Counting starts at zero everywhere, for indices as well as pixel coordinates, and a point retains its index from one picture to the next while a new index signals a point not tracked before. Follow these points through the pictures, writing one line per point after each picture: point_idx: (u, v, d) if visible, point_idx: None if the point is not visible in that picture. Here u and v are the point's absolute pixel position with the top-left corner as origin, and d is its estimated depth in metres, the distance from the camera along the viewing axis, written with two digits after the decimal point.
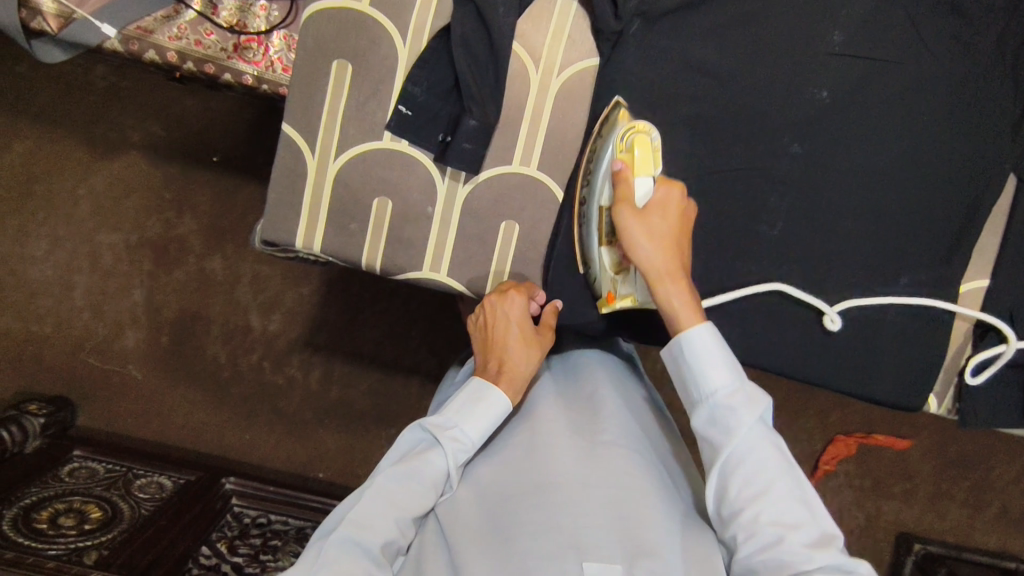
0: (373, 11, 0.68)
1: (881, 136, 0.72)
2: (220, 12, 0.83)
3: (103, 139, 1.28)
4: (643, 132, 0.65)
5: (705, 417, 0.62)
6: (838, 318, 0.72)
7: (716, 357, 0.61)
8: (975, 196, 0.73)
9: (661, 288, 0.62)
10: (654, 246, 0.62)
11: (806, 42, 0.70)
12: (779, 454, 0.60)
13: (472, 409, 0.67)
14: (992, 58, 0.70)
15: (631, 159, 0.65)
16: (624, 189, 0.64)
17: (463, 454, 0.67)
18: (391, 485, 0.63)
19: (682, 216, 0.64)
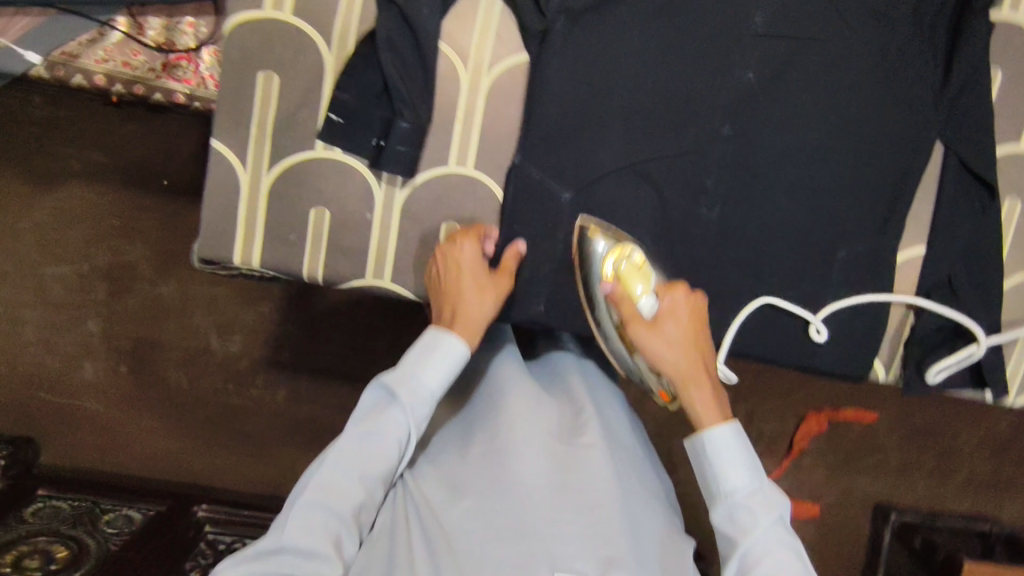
0: (297, 20, 0.68)
1: (809, 114, 0.73)
2: (147, 31, 0.81)
3: (44, 170, 1.22)
4: (625, 249, 0.71)
5: (723, 515, 0.61)
6: (823, 328, 0.75)
7: (739, 461, 0.62)
8: (903, 166, 0.75)
9: (690, 393, 0.66)
10: (673, 349, 0.67)
11: (729, 26, 0.71)
12: (799, 560, 0.58)
13: (426, 362, 0.65)
14: (912, 30, 0.72)
15: (620, 276, 0.70)
16: (626, 308, 0.69)
17: (424, 407, 0.64)
18: (354, 447, 0.62)
19: (695, 321, 0.69)
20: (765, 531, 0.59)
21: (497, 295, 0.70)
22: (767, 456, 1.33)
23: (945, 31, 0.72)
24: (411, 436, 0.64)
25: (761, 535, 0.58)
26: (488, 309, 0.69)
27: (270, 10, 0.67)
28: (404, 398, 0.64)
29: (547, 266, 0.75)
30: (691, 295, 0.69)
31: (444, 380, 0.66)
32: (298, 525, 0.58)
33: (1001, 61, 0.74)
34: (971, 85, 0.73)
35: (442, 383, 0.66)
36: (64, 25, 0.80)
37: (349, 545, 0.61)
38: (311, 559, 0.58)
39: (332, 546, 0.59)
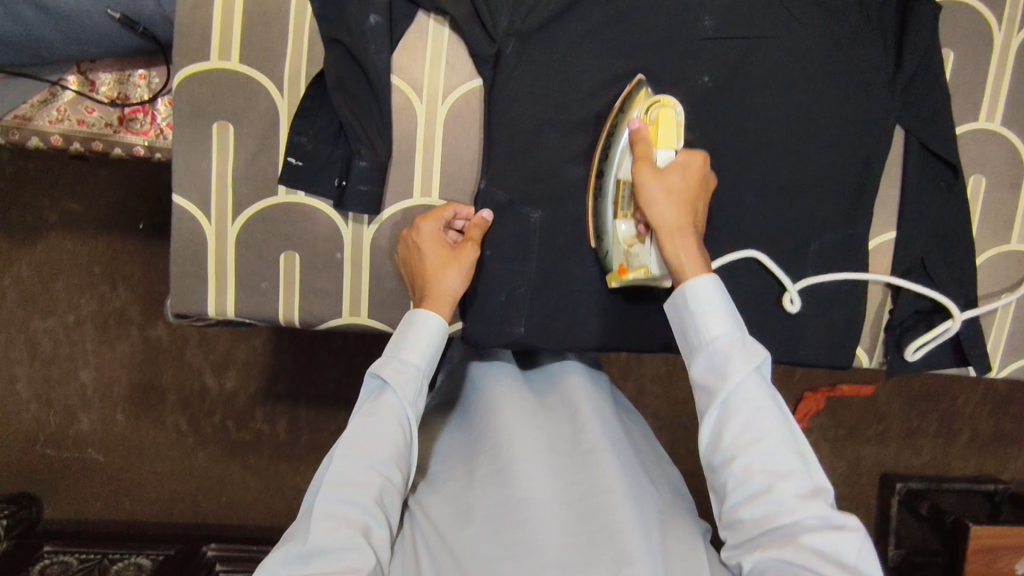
0: (245, 68, 0.68)
1: (768, 111, 0.73)
2: (98, 88, 0.80)
3: (17, 225, 1.14)
4: (667, 105, 0.65)
5: (703, 364, 0.59)
6: (798, 296, 0.74)
7: (716, 306, 0.59)
8: (867, 152, 0.75)
9: (670, 247, 0.62)
10: (668, 199, 0.62)
11: (679, 31, 0.71)
12: (775, 407, 0.57)
13: (402, 338, 0.64)
14: (858, 21, 0.72)
15: (653, 122, 0.65)
16: (641, 147, 0.64)
17: (414, 382, 0.63)
18: (356, 437, 0.59)
19: (701, 185, 0.64)
20: (744, 380, 0.57)
21: (465, 266, 0.68)
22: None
23: (891, 19, 0.73)
24: (410, 417, 0.61)
25: (740, 385, 0.57)
26: (455, 279, 0.67)
27: (216, 61, 0.67)
28: (394, 377, 0.62)
29: (526, 287, 0.73)
30: (706, 166, 0.65)
31: (431, 354, 0.64)
32: (322, 530, 0.55)
33: (949, 42, 0.75)
34: (922, 69, 0.74)
35: (429, 354, 0.64)
36: (12, 90, 0.79)
37: (380, 538, 0.57)
38: (339, 555, 0.54)
39: (362, 537, 0.55)
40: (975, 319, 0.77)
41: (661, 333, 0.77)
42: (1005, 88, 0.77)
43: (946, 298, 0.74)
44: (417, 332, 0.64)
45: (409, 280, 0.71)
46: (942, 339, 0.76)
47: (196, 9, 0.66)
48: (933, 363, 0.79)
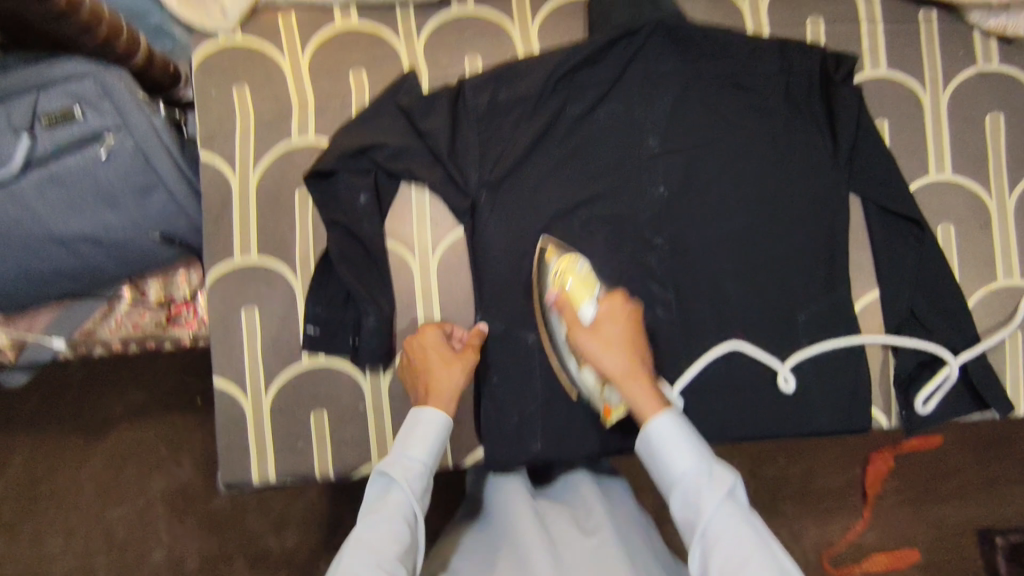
0: (263, 258, 0.79)
1: (726, 206, 0.80)
2: (149, 293, 0.94)
3: (91, 421, 1.26)
4: (568, 266, 0.74)
5: (679, 503, 0.61)
6: (791, 374, 0.76)
7: (680, 445, 0.61)
8: (829, 224, 0.80)
9: (629, 391, 0.65)
10: (610, 351, 0.67)
11: (627, 155, 0.80)
12: (753, 530, 0.57)
13: (407, 436, 0.69)
14: (790, 113, 0.79)
15: (564, 283, 0.73)
16: (570, 314, 0.71)
17: (420, 479, 0.67)
18: (363, 530, 0.62)
19: (634, 324, 0.70)
20: (718, 511, 0.58)
21: (467, 367, 0.73)
22: (839, 509, 1.26)
23: (818, 107, 0.79)
24: (417, 512, 0.65)
25: (712, 516, 0.58)
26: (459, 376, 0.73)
27: (239, 257, 0.79)
28: (401, 474, 0.66)
29: (536, 406, 0.78)
30: (631, 304, 0.71)
31: (433, 454, 0.68)
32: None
33: (882, 113, 0.81)
34: (861, 142, 0.79)
35: (433, 455, 0.68)
36: (80, 309, 0.94)
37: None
38: None
39: None
40: (983, 360, 0.78)
41: None
42: (948, 139, 0.81)
43: (939, 348, 0.77)
44: (420, 432, 0.69)
45: (410, 382, 0.76)
46: (947, 388, 0.77)
47: (217, 220, 0.78)
48: (955, 411, 0.79)
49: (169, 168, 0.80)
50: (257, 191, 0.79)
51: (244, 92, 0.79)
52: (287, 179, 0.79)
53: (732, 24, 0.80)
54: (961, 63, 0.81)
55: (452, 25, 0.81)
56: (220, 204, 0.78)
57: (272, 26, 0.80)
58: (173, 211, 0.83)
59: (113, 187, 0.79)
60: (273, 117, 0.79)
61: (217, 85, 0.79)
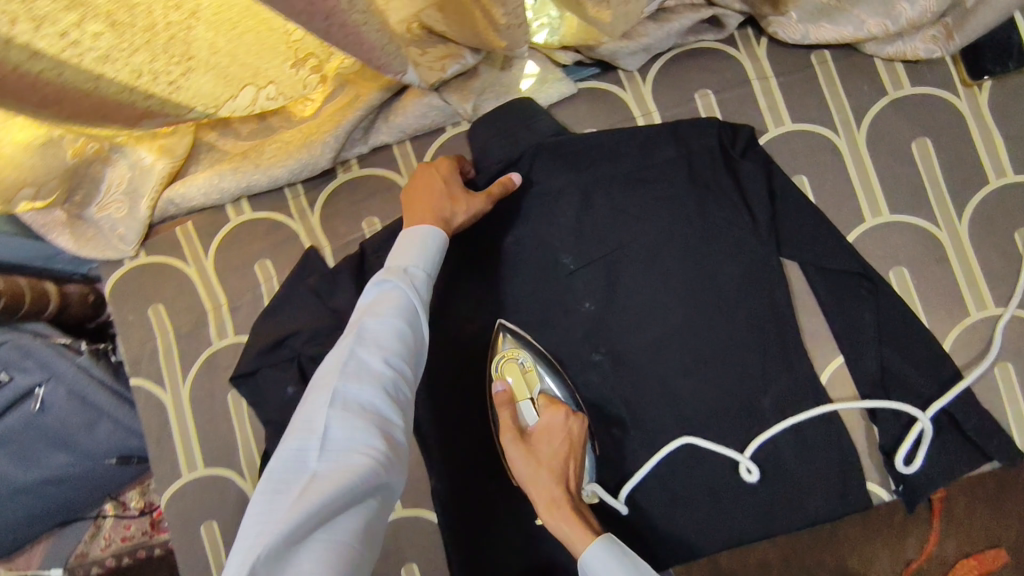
0: (210, 469, 0.78)
1: (659, 306, 0.75)
2: (129, 504, 0.95)
3: None
4: (512, 357, 0.72)
5: None
6: (752, 465, 0.71)
7: (616, 574, 0.59)
8: (771, 299, 0.74)
9: (548, 519, 0.64)
10: (539, 467, 0.65)
11: (543, 278, 0.77)
12: None
13: (409, 251, 0.66)
14: (698, 197, 0.75)
15: (506, 376, 0.71)
16: (504, 418, 0.68)
17: (420, 282, 0.64)
18: (364, 327, 0.59)
19: (573, 441, 0.67)
20: None
21: (469, 207, 0.71)
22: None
23: (728, 181, 0.74)
24: (418, 304, 0.63)
25: None
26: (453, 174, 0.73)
27: (187, 473, 0.78)
28: (405, 281, 0.63)
29: (509, 560, 0.74)
30: (574, 418, 0.67)
31: (430, 260, 0.66)
32: (336, 422, 0.52)
33: (799, 168, 0.76)
34: (781, 207, 0.75)
35: (429, 260, 0.66)
36: (69, 534, 0.95)
37: (394, 431, 0.55)
38: (357, 449, 0.51)
39: (380, 435, 0.53)
40: (974, 408, 0.71)
41: (661, 550, 0.74)
42: (877, 181, 0.75)
43: (904, 404, 0.70)
44: (416, 242, 0.67)
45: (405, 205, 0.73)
46: (926, 444, 0.71)
47: (160, 440, 0.79)
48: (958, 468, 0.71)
49: (106, 398, 0.81)
50: (191, 404, 0.79)
51: (158, 310, 0.80)
52: (216, 384, 0.79)
53: (618, 119, 0.78)
54: (868, 97, 0.76)
55: (341, 192, 0.80)
56: (159, 424, 0.79)
57: (172, 239, 0.81)
58: (118, 436, 0.83)
59: (59, 431, 0.81)
60: (191, 327, 0.80)
61: (133, 309, 0.80)
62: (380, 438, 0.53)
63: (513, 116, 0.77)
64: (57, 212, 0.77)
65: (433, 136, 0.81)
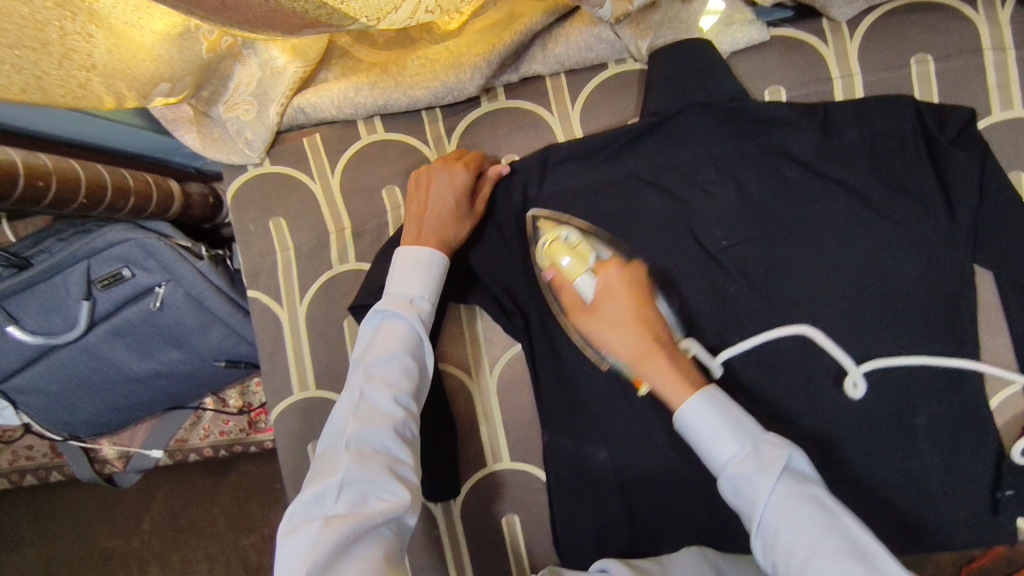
0: (323, 392, 0.77)
1: (824, 299, 0.66)
2: (229, 401, 0.97)
3: (177, 527, 1.21)
4: (556, 238, 0.63)
5: (729, 490, 0.54)
6: (862, 381, 0.63)
7: (718, 426, 0.54)
8: (953, 307, 0.65)
9: (649, 378, 0.59)
10: (620, 331, 0.60)
11: (690, 253, 0.69)
12: (818, 510, 0.49)
13: (408, 273, 0.64)
14: (892, 183, 0.65)
15: (554, 256, 0.63)
16: (568, 294, 0.63)
17: (423, 310, 0.63)
18: (373, 364, 0.59)
19: (638, 295, 0.61)
20: (772, 498, 0.51)
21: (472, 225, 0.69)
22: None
23: (926, 173, 0.64)
24: (424, 335, 0.62)
25: (767, 504, 0.51)
26: (462, 176, 0.69)
27: (300, 392, 0.77)
28: (406, 312, 0.62)
29: (616, 531, 0.71)
30: (627, 270, 0.62)
31: (436, 285, 0.65)
32: (355, 465, 0.52)
33: (1018, 163, 0.65)
34: (988, 208, 0.64)
35: (435, 288, 0.65)
36: (170, 421, 0.98)
37: (407, 468, 0.56)
38: (373, 496, 0.52)
39: (391, 474, 0.54)
40: None
41: None
42: None
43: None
44: (416, 264, 0.64)
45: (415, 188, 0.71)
46: None
47: (273, 356, 0.78)
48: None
49: (222, 305, 0.79)
50: (308, 323, 0.77)
51: (280, 224, 0.77)
52: (333, 310, 0.77)
53: (810, 78, 0.68)
54: None
55: (482, 123, 0.74)
56: (273, 341, 0.78)
57: (299, 150, 0.77)
58: (232, 341, 0.84)
59: (175, 330, 0.80)
60: (312, 246, 0.77)
61: (255, 220, 0.78)
62: (395, 478, 0.54)
63: (687, 64, 0.66)
64: (184, 108, 0.71)
65: (591, 72, 0.73)
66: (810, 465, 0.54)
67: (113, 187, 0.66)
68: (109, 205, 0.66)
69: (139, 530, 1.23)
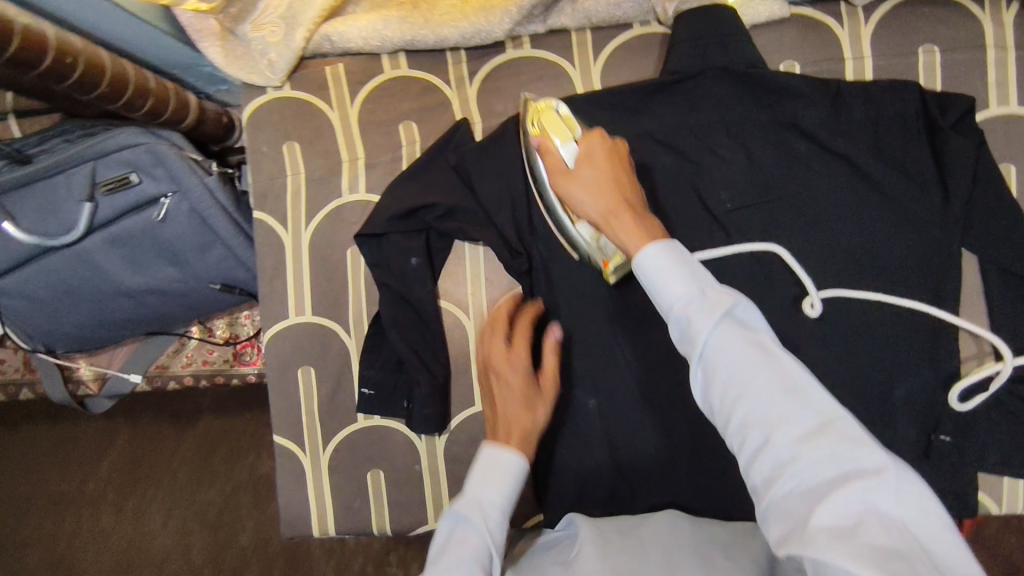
0: (318, 317, 0.78)
1: (817, 266, 0.69)
2: (215, 331, 0.96)
3: (141, 458, 1.20)
4: (547, 109, 0.66)
5: (672, 332, 0.49)
6: (819, 301, 0.66)
7: (667, 267, 0.49)
8: (937, 284, 0.68)
9: (615, 232, 0.55)
10: (591, 190, 0.58)
11: (695, 212, 0.71)
12: (759, 353, 0.45)
13: (480, 497, 0.55)
14: (893, 161, 0.69)
15: (545, 129, 0.64)
16: (549, 158, 0.62)
17: (492, 513, 0.55)
18: (439, 570, 0.51)
19: (617, 160, 0.60)
20: (716, 339, 0.46)
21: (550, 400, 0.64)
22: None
23: (925, 154, 0.68)
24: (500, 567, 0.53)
25: (709, 343, 0.46)
26: (522, 361, 0.63)
27: (295, 316, 0.78)
28: (473, 521, 0.54)
29: (596, 474, 0.73)
30: (612, 140, 0.61)
31: (510, 501, 0.56)
32: None
33: (1008, 156, 0.69)
34: (978, 194, 0.68)
35: (511, 500, 0.56)
36: (153, 346, 0.97)
37: None
38: None
39: None
40: None
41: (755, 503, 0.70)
42: None
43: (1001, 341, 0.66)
44: (489, 492, 0.56)
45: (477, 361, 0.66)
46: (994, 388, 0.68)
47: (273, 279, 0.78)
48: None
49: (225, 225, 0.79)
50: (311, 248, 0.78)
51: (294, 148, 0.78)
52: (339, 237, 0.77)
53: (823, 57, 0.72)
54: None
55: (506, 69, 0.76)
56: (276, 263, 0.78)
57: (321, 77, 0.77)
58: (231, 264, 0.83)
59: (174, 245, 0.80)
60: (324, 172, 0.78)
61: (269, 141, 0.78)
62: None
63: (712, 26, 0.69)
64: (211, 20, 0.73)
65: (616, 30, 0.75)
66: (762, 314, 0.48)
67: (135, 84, 0.66)
68: (128, 103, 0.66)
69: (102, 457, 1.21)
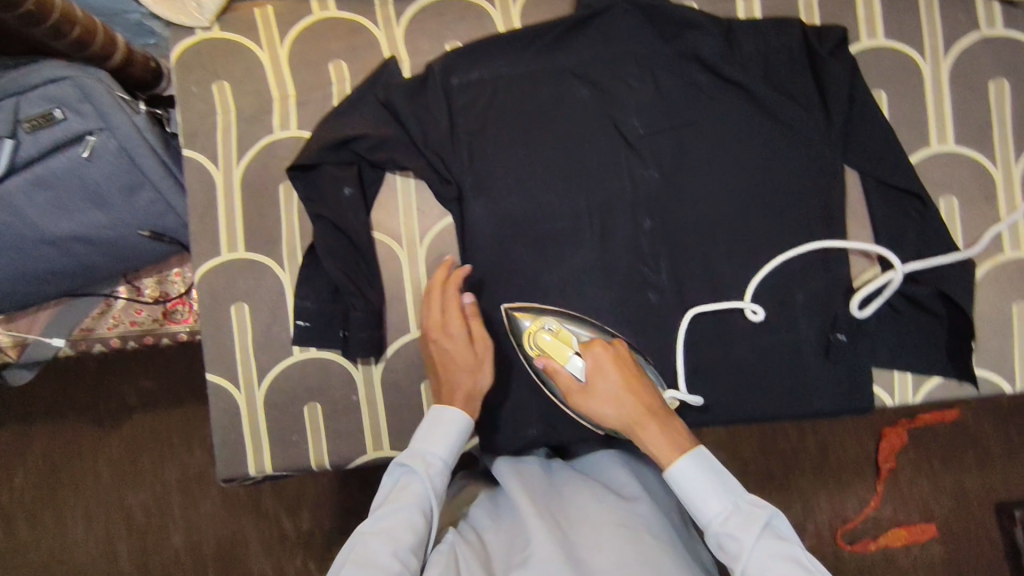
0: (251, 254, 0.79)
1: (719, 182, 0.77)
2: (143, 291, 0.94)
3: (51, 446, 1.11)
4: (538, 328, 0.70)
5: (714, 545, 0.59)
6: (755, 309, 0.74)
7: (707, 483, 0.59)
8: (825, 194, 0.76)
9: (647, 440, 0.63)
10: (618, 407, 0.64)
11: (610, 136, 0.77)
12: (795, 565, 0.54)
13: (428, 434, 0.66)
14: (780, 85, 0.77)
15: (546, 353, 0.69)
16: (561, 380, 0.68)
17: (440, 475, 0.64)
18: (393, 478, 0.64)
19: (624, 369, 0.66)
20: (753, 549, 0.56)
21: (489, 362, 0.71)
22: (856, 479, 1.08)
23: (807, 79, 0.76)
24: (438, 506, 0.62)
25: (748, 558, 0.55)
26: (457, 333, 0.70)
27: (227, 252, 0.78)
28: (419, 470, 0.63)
29: (529, 390, 0.76)
30: (611, 345, 0.68)
31: (454, 449, 0.66)
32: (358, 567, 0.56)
33: (879, 82, 0.79)
34: (855, 113, 0.76)
35: (452, 449, 0.65)
36: (77, 308, 0.94)
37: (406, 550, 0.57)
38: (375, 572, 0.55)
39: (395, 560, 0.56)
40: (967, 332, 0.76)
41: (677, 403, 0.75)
42: (949, 106, 0.78)
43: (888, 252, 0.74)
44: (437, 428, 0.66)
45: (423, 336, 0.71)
46: (887, 294, 0.75)
47: (204, 216, 0.78)
48: (936, 371, 0.78)
49: (154, 165, 0.79)
50: (242, 185, 0.79)
51: (224, 87, 0.79)
52: (271, 173, 0.79)
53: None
54: (960, 28, 0.79)
55: (430, 11, 0.80)
56: (206, 201, 0.79)
57: (249, 19, 0.80)
58: (160, 208, 0.83)
59: (100, 186, 0.80)
60: (254, 111, 0.79)
61: (198, 81, 0.79)
62: None
63: None
64: None
65: None
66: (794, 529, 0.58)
67: (61, 9, 0.67)
68: (54, 25, 0.67)
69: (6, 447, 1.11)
